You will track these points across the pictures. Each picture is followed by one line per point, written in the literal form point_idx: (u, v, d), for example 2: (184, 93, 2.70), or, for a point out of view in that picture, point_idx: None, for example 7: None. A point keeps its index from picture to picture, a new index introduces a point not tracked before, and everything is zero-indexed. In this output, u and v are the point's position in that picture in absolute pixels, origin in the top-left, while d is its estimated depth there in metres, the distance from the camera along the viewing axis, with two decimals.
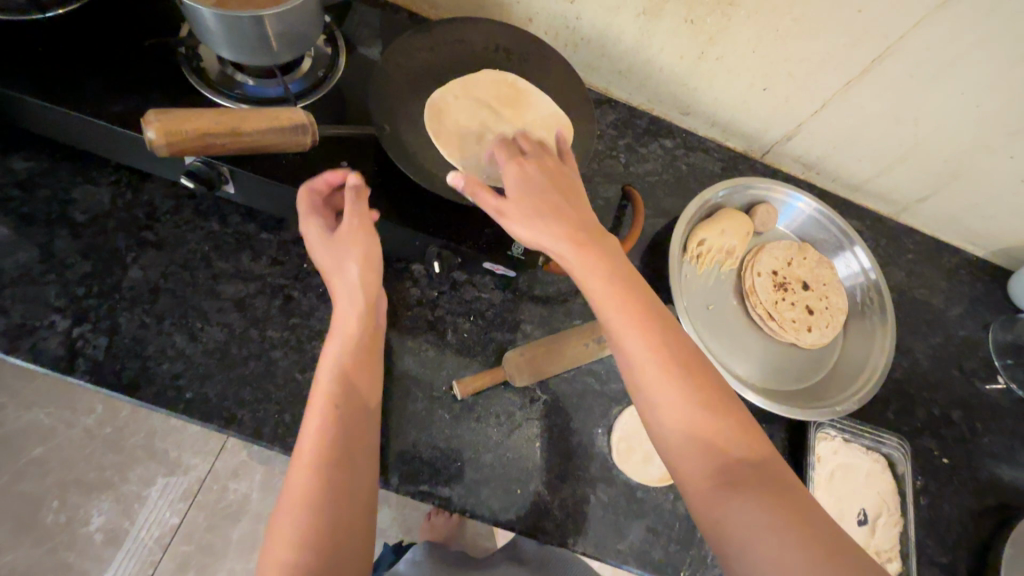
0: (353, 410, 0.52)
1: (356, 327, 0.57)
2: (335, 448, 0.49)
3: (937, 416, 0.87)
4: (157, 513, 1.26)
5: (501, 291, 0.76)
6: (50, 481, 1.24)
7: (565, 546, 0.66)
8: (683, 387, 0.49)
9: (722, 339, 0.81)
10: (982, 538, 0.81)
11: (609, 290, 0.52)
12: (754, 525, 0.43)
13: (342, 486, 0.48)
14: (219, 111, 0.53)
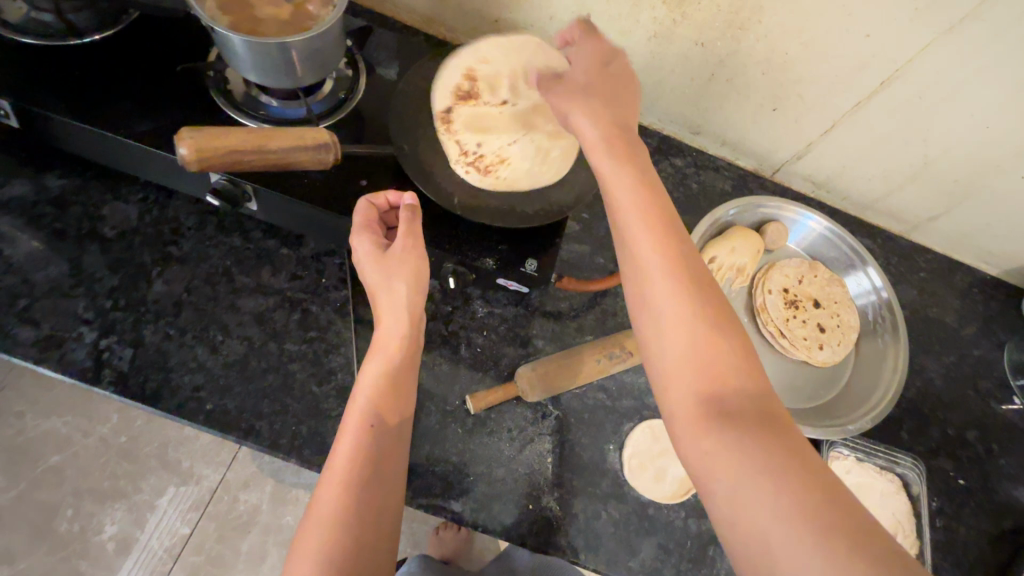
0: (386, 428, 0.53)
1: (393, 357, 0.56)
2: (364, 466, 0.49)
3: (952, 436, 0.86)
4: (168, 523, 1.27)
5: (514, 307, 0.78)
6: (66, 489, 1.26)
7: (576, 562, 0.66)
8: (700, 324, 0.46)
9: None
10: (1000, 562, 0.79)
11: (640, 228, 0.50)
12: (748, 478, 0.40)
13: (368, 504, 0.48)
14: (249, 129, 0.55)
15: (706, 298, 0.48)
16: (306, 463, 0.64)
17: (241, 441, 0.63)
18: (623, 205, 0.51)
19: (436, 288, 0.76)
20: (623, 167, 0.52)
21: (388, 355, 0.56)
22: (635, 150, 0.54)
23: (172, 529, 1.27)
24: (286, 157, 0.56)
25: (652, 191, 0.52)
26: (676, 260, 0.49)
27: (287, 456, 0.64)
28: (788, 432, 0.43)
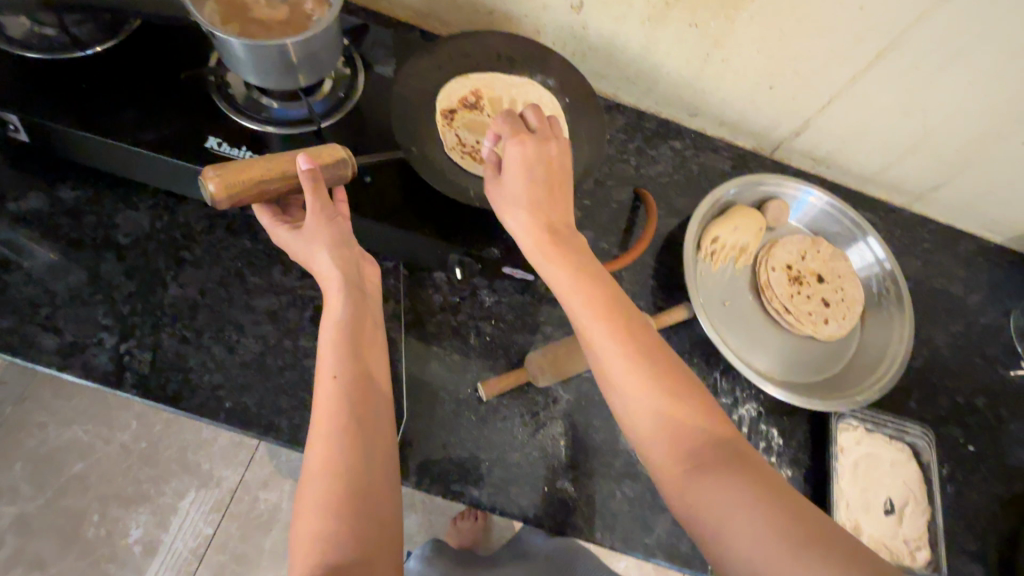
0: (361, 394, 0.52)
1: (354, 346, 0.54)
2: (350, 441, 0.49)
3: (961, 404, 0.87)
4: (192, 524, 1.30)
5: (521, 295, 0.79)
6: (91, 495, 1.29)
7: (593, 540, 0.68)
8: (651, 387, 0.50)
9: (739, 334, 0.82)
10: (1012, 525, 0.80)
11: (576, 300, 0.55)
12: (738, 524, 0.44)
13: (357, 484, 0.47)
14: (267, 156, 0.55)
15: (666, 370, 0.52)
16: None
17: (261, 437, 0.65)
18: (560, 283, 0.56)
19: (443, 280, 0.78)
20: (550, 235, 0.57)
21: (348, 346, 0.53)
22: (560, 209, 0.60)
23: (197, 529, 1.30)
24: (314, 188, 0.56)
25: (582, 263, 0.57)
26: (613, 323, 0.53)
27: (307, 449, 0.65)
28: (760, 469, 0.47)
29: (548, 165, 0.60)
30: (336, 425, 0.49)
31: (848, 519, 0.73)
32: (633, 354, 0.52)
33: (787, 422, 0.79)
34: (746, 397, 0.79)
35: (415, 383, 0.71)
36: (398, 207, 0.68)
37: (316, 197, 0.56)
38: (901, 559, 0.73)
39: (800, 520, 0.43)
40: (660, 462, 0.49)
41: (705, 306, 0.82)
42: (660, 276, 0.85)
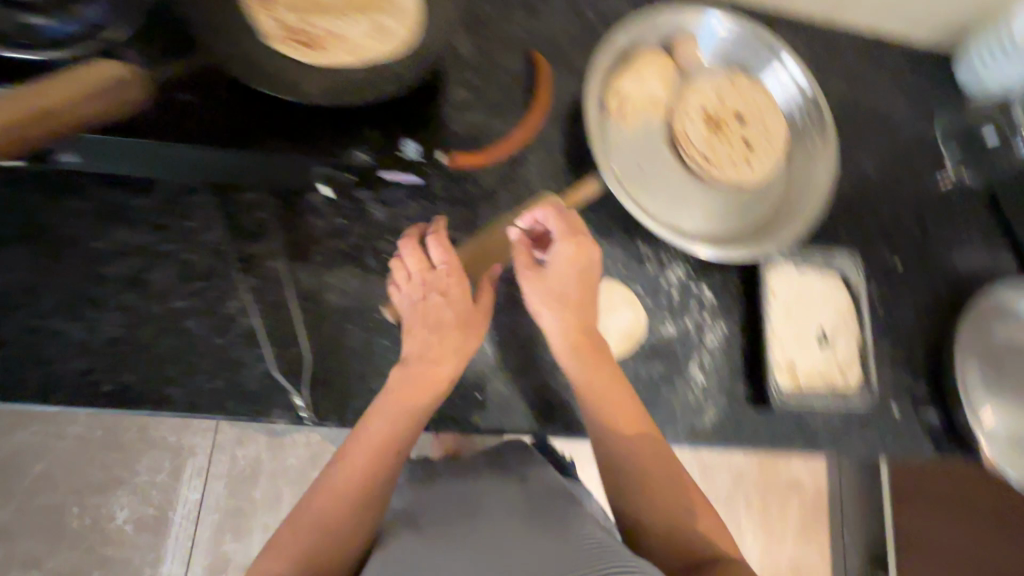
0: (386, 450, 0.56)
1: (396, 387, 0.58)
2: (365, 489, 0.55)
3: (889, 223, 0.85)
4: (177, 494, 1.30)
5: (416, 201, 0.70)
6: (62, 491, 1.25)
7: (536, 435, 0.67)
8: (626, 400, 0.62)
9: (661, 196, 0.76)
10: (939, 328, 0.83)
11: (558, 318, 0.63)
12: (671, 516, 0.59)
13: (354, 500, 0.54)
14: (29, 88, 0.47)
15: (631, 411, 0.62)
16: (235, 416, 0.61)
17: (158, 412, 0.59)
18: (542, 305, 0.63)
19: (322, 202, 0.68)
20: (549, 292, 0.63)
21: (394, 385, 0.58)
22: (581, 261, 0.63)
23: (183, 498, 1.30)
24: (414, 248, 0.63)
25: (574, 288, 0.64)
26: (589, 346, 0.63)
27: (213, 414, 0.60)
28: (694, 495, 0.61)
29: (584, 267, 0.64)
30: (359, 462, 0.55)
31: (782, 358, 0.73)
32: (574, 346, 0.62)
33: (717, 277, 0.77)
34: (672, 261, 0.76)
35: (316, 320, 0.64)
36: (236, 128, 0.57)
37: (417, 256, 0.63)
38: (837, 384, 0.74)
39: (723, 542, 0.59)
40: (616, 450, 0.61)
41: (620, 174, 0.75)
42: (568, 149, 0.76)
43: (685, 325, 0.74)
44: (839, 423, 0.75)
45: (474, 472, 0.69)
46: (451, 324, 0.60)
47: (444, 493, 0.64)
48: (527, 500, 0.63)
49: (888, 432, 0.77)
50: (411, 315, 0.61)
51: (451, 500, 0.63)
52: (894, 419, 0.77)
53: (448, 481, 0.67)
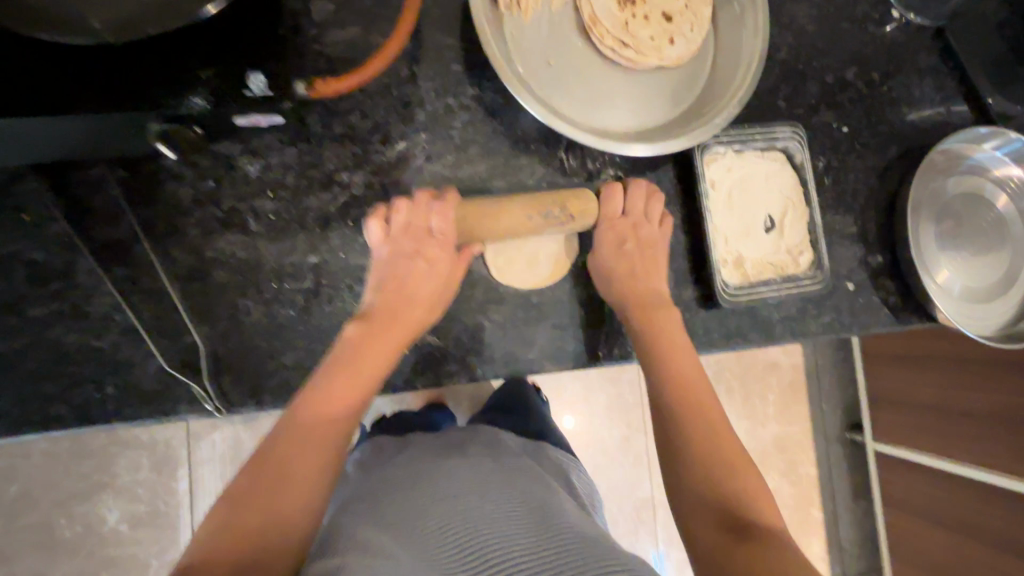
0: (326, 421, 0.52)
1: (342, 379, 0.54)
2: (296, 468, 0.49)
3: (832, 84, 0.78)
4: (163, 486, 1.19)
5: (294, 146, 0.60)
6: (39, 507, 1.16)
7: (476, 379, 0.63)
8: (687, 377, 0.61)
9: (576, 95, 0.67)
10: (890, 192, 0.78)
11: (626, 299, 0.63)
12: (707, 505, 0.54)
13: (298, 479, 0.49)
14: None
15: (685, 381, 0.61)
16: (136, 420, 0.55)
17: (47, 433, 0.53)
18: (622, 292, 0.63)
19: (180, 165, 0.58)
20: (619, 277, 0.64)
21: (337, 380, 0.54)
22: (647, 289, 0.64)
23: (170, 489, 1.19)
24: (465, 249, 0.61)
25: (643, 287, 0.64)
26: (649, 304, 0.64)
27: (111, 424, 0.54)
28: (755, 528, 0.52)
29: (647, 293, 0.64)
30: (303, 446, 0.50)
31: (726, 251, 0.68)
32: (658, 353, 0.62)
33: (650, 176, 0.69)
34: (601, 166, 0.68)
35: (205, 302, 0.57)
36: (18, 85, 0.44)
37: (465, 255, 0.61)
38: (786, 270, 0.70)
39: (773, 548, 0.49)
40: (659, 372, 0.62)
41: (525, 76, 0.66)
42: (463, 55, 0.65)
43: None
44: (792, 309, 0.72)
45: (439, 456, 0.68)
46: (416, 300, 0.58)
47: (409, 477, 0.62)
48: (499, 477, 0.62)
49: (844, 309, 0.74)
50: (377, 281, 0.59)
51: (415, 483, 0.60)
52: (849, 294, 0.74)
53: (408, 467, 0.65)
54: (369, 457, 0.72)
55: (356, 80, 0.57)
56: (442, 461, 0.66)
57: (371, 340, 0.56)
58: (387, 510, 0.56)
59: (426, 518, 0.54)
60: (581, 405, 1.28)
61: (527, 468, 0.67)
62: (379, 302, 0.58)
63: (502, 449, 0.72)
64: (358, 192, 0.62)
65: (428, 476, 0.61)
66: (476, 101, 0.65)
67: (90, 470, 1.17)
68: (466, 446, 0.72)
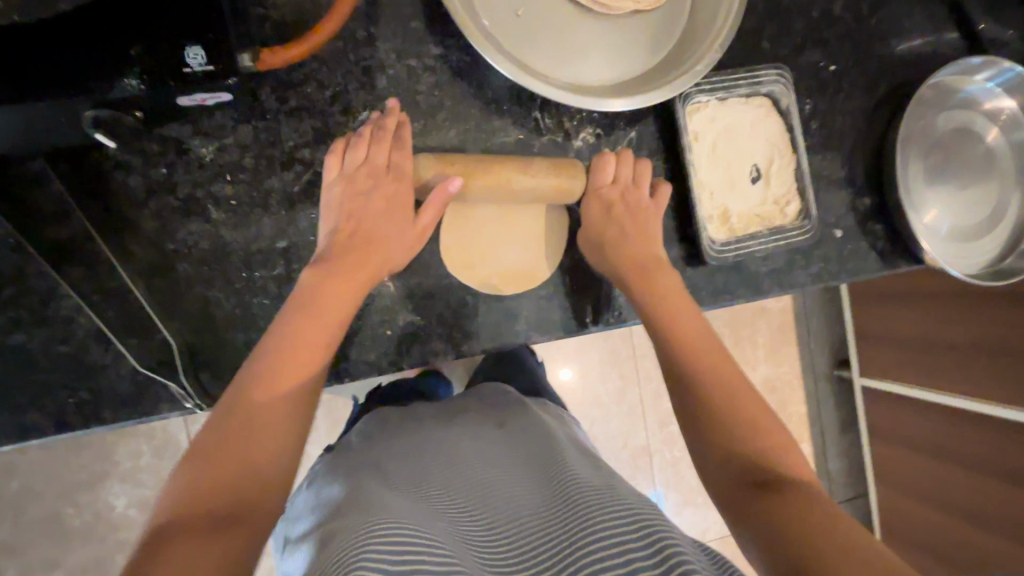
0: (296, 358, 0.49)
1: (338, 278, 0.52)
2: (273, 370, 0.48)
3: (817, 20, 0.73)
4: (166, 469, 1.19)
5: (247, 125, 0.56)
6: (46, 500, 1.15)
7: (463, 354, 0.62)
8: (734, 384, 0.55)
9: (547, 49, 0.63)
10: (879, 133, 0.75)
11: (670, 287, 0.60)
12: (740, 438, 0.51)
13: (249, 411, 0.45)
14: None
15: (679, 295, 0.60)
16: (115, 423, 0.54)
17: (26, 442, 0.52)
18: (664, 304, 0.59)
19: (126, 154, 0.54)
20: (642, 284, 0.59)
21: (335, 271, 0.53)
22: (638, 244, 0.61)
23: (174, 472, 1.19)
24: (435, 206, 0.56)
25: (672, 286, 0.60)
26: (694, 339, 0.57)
27: (91, 428, 0.53)
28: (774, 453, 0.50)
29: (636, 215, 0.62)
30: (262, 403, 0.45)
31: (711, 207, 0.66)
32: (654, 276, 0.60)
33: (630, 132, 0.66)
34: (578, 125, 0.64)
35: (173, 298, 0.55)
36: None
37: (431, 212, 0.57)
38: (773, 221, 0.67)
39: (757, 445, 0.50)
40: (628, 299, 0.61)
41: (492, 32, 0.61)
42: (422, 10, 0.60)
43: None
44: (780, 261, 0.70)
45: (444, 425, 0.67)
46: (376, 241, 0.55)
47: (416, 443, 0.62)
48: (504, 442, 0.62)
49: (833, 258, 0.73)
50: (359, 239, 0.55)
51: (420, 448, 0.60)
52: (837, 242, 0.73)
53: (411, 437, 0.64)
54: (372, 425, 0.70)
55: (308, 46, 0.53)
56: (446, 429, 0.65)
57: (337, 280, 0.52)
58: (393, 470, 0.55)
59: (434, 479, 0.54)
60: (575, 361, 1.29)
61: (535, 425, 0.66)
62: (345, 236, 0.55)
63: (507, 410, 0.71)
64: (322, 169, 0.58)
65: (434, 443, 0.61)
66: (440, 61, 0.61)
67: (89, 461, 1.17)
68: (466, 413, 0.71)
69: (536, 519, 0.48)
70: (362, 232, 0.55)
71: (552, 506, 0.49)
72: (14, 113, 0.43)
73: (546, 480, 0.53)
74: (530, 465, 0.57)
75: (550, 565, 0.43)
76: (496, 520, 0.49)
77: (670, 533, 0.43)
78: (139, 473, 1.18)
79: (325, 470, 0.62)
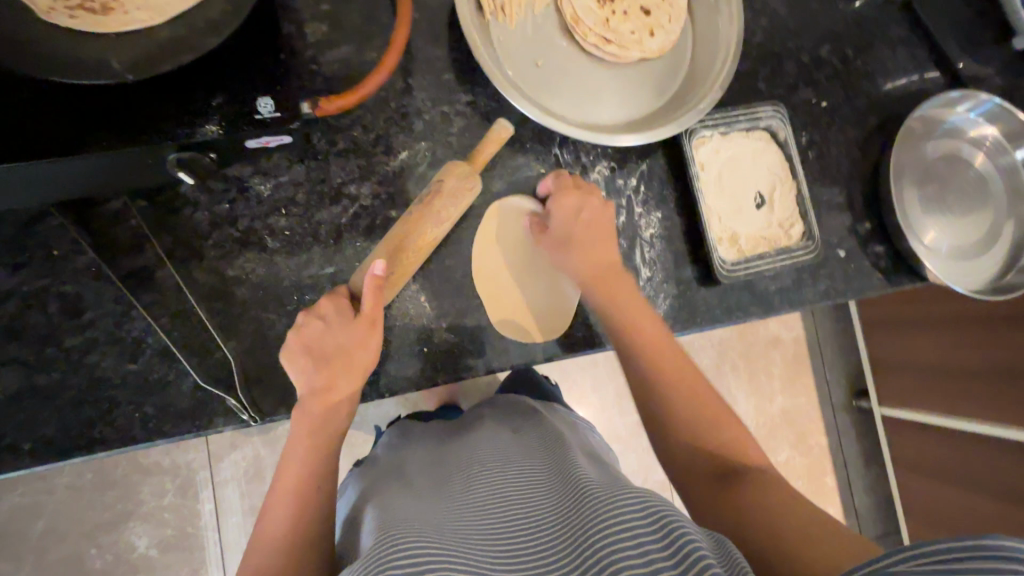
0: (326, 404, 0.57)
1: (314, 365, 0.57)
2: (317, 407, 0.56)
3: (808, 63, 0.81)
4: (190, 507, 1.21)
5: (302, 163, 0.63)
6: (71, 539, 1.17)
7: (493, 370, 0.66)
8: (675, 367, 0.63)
9: (564, 94, 0.70)
10: (872, 161, 0.81)
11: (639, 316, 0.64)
12: (729, 436, 0.60)
13: (299, 448, 0.56)
14: None
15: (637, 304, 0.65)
16: (173, 437, 0.58)
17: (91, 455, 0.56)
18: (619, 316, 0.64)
19: (196, 191, 0.61)
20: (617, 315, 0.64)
21: (314, 345, 0.57)
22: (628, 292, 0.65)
23: (197, 510, 1.21)
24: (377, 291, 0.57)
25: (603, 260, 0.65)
26: (621, 287, 0.65)
27: (151, 442, 0.57)
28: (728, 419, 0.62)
29: (611, 266, 0.66)
30: (318, 443, 0.56)
31: (721, 231, 0.71)
32: (606, 288, 0.65)
33: (642, 165, 0.72)
34: (594, 159, 0.71)
35: (230, 319, 0.60)
36: (65, 121, 0.48)
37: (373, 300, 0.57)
38: (779, 243, 0.72)
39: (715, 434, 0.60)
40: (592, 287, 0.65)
41: (516, 79, 0.68)
42: (454, 64, 0.68)
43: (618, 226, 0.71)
44: (788, 280, 0.75)
45: (466, 441, 0.70)
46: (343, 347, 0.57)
47: (435, 461, 0.66)
48: (519, 447, 0.65)
49: (838, 277, 0.77)
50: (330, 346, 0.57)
51: (445, 465, 0.64)
52: (841, 262, 0.78)
53: (440, 450, 0.69)
54: (397, 443, 0.78)
55: (356, 97, 0.60)
56: (467, 443, 0.69)
57: (321, 350, 0.57)
58: (419, 485, 0.60)
59: (455, 485, 0.58)
60: (591, 396, 1.31)
61: (550, 433, 0.69)
62: (315, 347, 0.57)
63: (524, 417, 0.76)
64: (365, 203, 0.64)
65: (458, 453, 0.67)
66: (470, 107, 0.68)
67: (116, 499, 1.19)
68: (486, 422, 0.76)
69: (552, 520, 0.50)
70: (323, 342, 0.57)
71: (566, 502, 0.51)
72: (124, 156, 0.50)
73: (561, 481, 0.55)
74: (548, 465, 0.60)
75: (566, 558, 0.44)
76: (510, 516, 0.51)
77: (680, 516, 0.44)
78: (163, 512, 1.20)
79: (360, 483, 0.68)
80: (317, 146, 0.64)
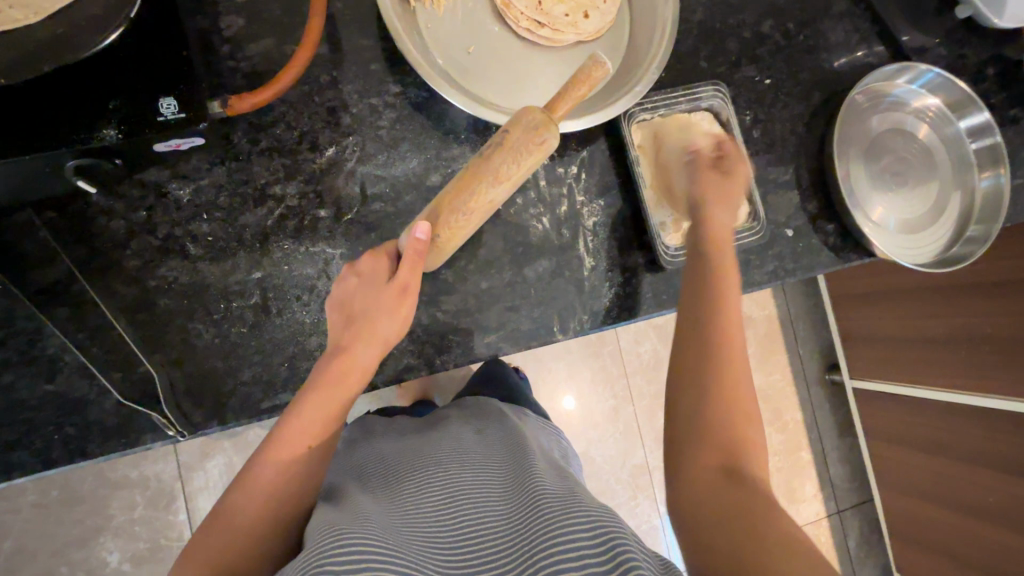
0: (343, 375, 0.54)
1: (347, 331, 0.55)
2: (337, 376, 0.54)
3: (749, 39, 0.80)
4: (161, 520, 1.18)
5: (223, 165, 0.60)
6: (38, 559, 1.14)
7: (437, 368, 0.65)
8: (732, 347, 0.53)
9: (498, 82, 0.68)
10: (818, 137, 0.80)
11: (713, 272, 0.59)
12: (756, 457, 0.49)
13: (310, 417, 0.52)
14: None
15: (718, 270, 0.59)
16: (100, 455, 0.56)
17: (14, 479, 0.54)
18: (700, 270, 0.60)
19: (109, 200, 0.58)
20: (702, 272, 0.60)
21: (359, 313, 0.55)
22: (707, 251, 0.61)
23: (169, 523, 1.19)
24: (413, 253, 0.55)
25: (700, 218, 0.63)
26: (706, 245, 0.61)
27: (76, 462, 0.55)
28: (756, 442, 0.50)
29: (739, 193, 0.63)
30: (332, 412, 0.53)
31: (665, 215, 0.69)
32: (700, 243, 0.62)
33: (583, 152, 0.71)
34: None
35: (154, 330, 0.57)
36: None
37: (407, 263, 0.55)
38: None
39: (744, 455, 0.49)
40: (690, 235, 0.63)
41: (446, 68, 0.66)
42: (381, 54, 0.66)
43: (561, 215, 0.70)
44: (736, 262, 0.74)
45: (426, 437, 0.69)
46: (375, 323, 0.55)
47: (392, 454, 0.65)
48: (479, 447, 0.65)
49: (786, 256, 0.77)
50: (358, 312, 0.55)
51: (405, 458, 0.63)
52: (789, 241, 0.77)
53: (399, 445, 0.68)
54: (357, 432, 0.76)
55: (270, 94, 0.57)
56: (427, 440, 0.68)
57: (363, 323, 0.55)
58: (373, 480, 0.59)
59: (409, 480, 0.57)
60: (576, 391, 1.31)
61: (512, 434, 0.68)
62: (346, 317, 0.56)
63: (490, 418, 0.75)
64: (293, 203, 0.62)
65: (416, 448, 0.65)
66: (400, 97, 0.66)
67: (83, 515, 1.16)
68: (450, 420, 0.75)
69: (505, 525, 0.49)
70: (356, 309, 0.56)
71: (520, 506, 0.51)
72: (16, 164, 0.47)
73: (517, 483, 0.55)
74: (506, 467, 0.60)
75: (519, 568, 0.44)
76: (461, 515, 0.50)
77: (625, 538, 0.43)
78: (134, 526, 1.17)
79: None
80: (238, 145, 0.61)
